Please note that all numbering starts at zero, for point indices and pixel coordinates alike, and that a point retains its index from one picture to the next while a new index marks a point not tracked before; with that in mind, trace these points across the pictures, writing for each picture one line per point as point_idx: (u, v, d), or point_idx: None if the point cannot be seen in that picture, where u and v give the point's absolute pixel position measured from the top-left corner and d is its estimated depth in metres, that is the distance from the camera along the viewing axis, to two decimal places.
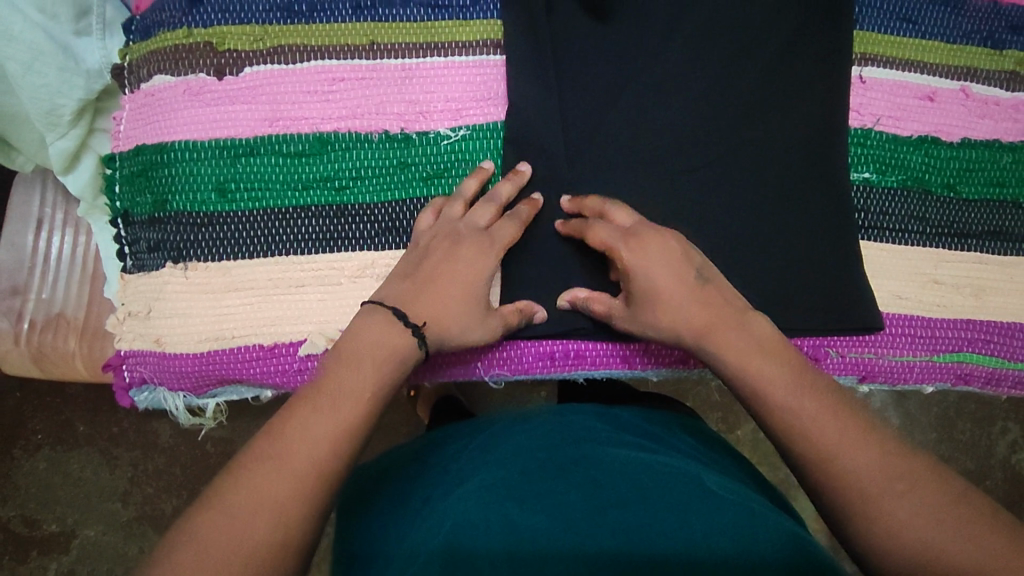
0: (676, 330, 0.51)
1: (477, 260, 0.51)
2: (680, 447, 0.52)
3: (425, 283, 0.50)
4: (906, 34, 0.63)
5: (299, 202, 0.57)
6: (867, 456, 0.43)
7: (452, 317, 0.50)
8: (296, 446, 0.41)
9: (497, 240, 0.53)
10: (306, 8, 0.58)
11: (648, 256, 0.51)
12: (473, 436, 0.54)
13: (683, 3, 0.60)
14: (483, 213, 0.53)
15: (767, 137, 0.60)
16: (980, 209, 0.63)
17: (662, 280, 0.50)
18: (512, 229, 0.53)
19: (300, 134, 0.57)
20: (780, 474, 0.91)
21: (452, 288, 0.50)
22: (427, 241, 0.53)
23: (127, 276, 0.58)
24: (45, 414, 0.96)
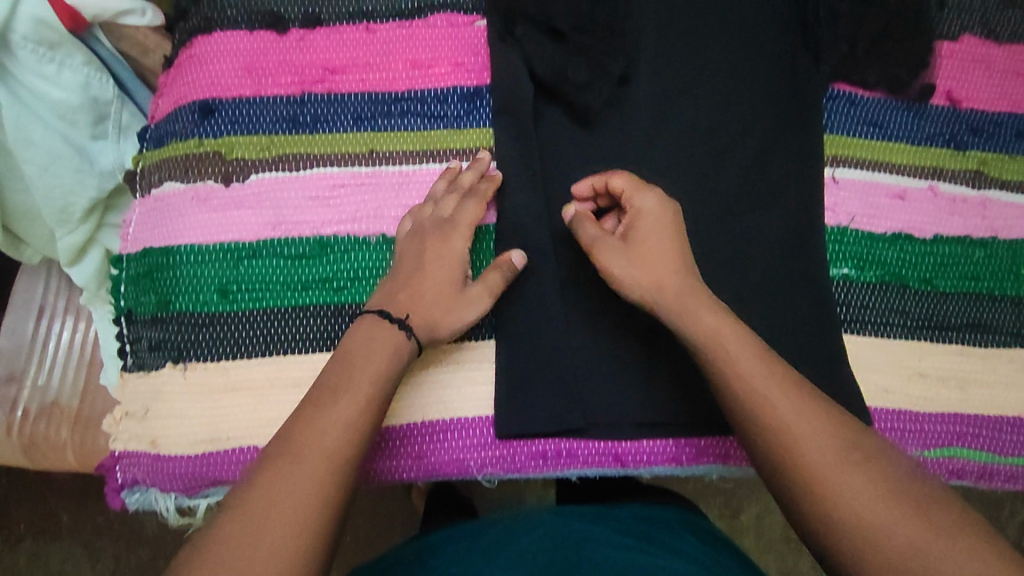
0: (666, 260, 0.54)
1: (444, 250, 0.56)
2: (679, 552, 0.52)
3: (402, 279, 0.55)
4: (874, 137, 0.67)
5: (299, 302, 0.59)
6: (860, 561, 0.42)
7: (429, 300, 0.54)
8: (289, 558, 0.41)
9: (462, 221, 0.57)
10: (309, 119, 0.61)
11: (653, 207, 0.56)
12: (468, 541, 0.54)
13: (664, 112, 0.64)
14: (447, 206, 0.58)
15: (748, 236, 0.63)
16: (957, 302, 0.65)
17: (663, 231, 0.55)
18: (474, 208, 0.57)
19: (301, 237, 0.60)
20: (785, 567, 0.89)
21: (425, 279, 0.55)
22: (405, 243, 0.57)
23: (127, 375, 0.60)
24: (33, 503, 0.94)
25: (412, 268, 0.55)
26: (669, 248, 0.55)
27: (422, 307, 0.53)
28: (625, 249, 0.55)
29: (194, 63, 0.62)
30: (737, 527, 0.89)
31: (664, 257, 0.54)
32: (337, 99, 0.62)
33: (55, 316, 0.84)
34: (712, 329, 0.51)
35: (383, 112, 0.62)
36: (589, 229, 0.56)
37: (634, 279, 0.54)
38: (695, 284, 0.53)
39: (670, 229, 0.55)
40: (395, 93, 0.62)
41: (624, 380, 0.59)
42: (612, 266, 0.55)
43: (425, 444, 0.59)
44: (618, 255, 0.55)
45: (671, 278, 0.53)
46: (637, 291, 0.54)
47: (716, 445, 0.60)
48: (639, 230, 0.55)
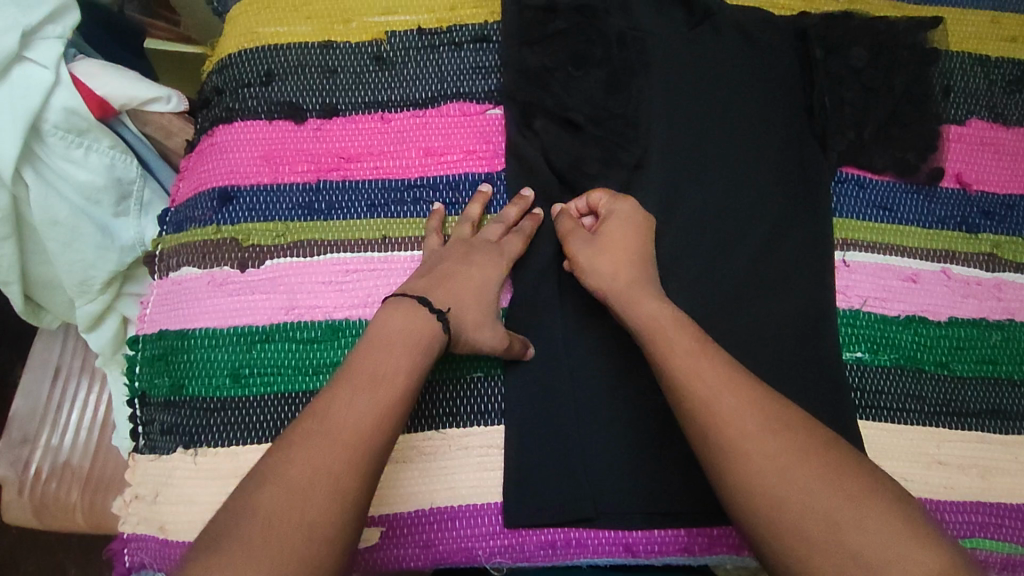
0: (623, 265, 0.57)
1: (485, 271, 0.58)
2: None
3: (441, 280, 0.56)
4: (884, 220, 0.67)
5: (310, 387, 0.59)
6: None
7: (469, 312, 0.56)
8: None
9: (504, 254, 0.60)
10: (324, 206, 0.63)
11: (626, 210, 0.60)
12: None
13: (674, 196, 0.65)
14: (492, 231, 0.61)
15: (758, 319, 0.63)
16: (976, 387, 0.64)
17: (626, 234, 0.58)
18: (517, 245, 0.61)
19: (314, 321, 0.60)
20: None
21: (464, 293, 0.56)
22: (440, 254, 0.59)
23: (138, 457, 0.60)
24: (39, 554, 0.96)
25: (452, 274, 0.57)
26: (627, 247, 0.58)
27: (465, 320, 0.55)
28: (590, 242, 0.58)
29: (215, 151, 0.64)
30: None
31: (622, 251, 0.58)
32: (352, 186, 0.64)
33: (71, 378, 0.85)
34: (648, 318, 0.53)
35: (395, 198, 0.63)
36: (564, 223, 0.60)
37: (592, 268, 0.57)
38: (645, 278, 0.56)
39: (635, 232, 0.59)
40: (409, 179, 0.64)
41: (636, 468, 0.59)
42: (576, 255, 0.59)
43: (433, 532, 0.58)
44: (585, 250, 0.58)
45: (624, 271, 0.56)
46: (590, 276, 0.57)
47: (728, 536, 0.59)
48: (606, 227, 0.59)
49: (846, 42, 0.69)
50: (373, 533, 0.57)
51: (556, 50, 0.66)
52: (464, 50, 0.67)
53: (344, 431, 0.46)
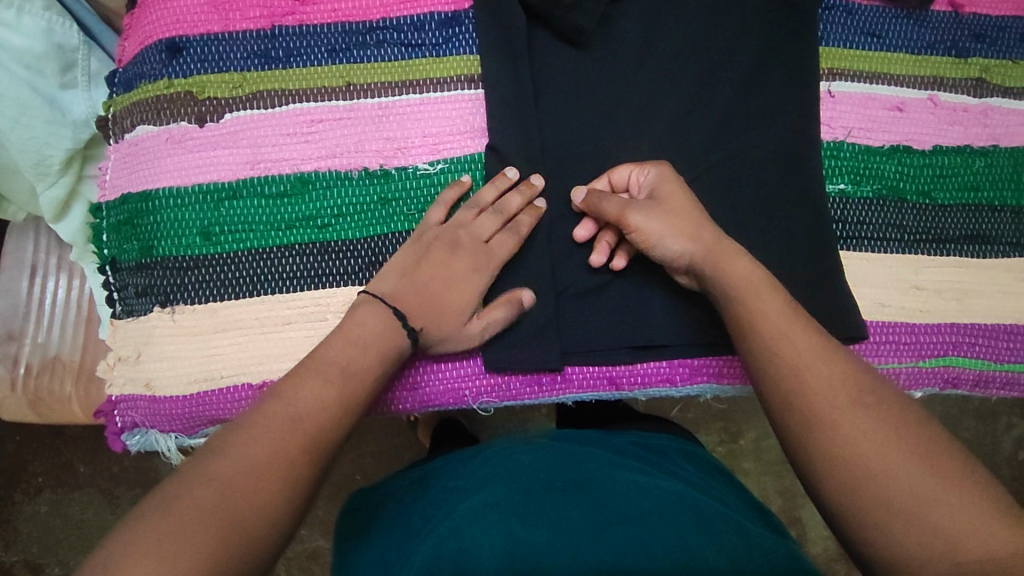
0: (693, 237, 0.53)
1: (472, 274, 0.55)
2: (679, 474, 0.54)
3: (423, 283, 0.54)
4: (872, 48, 0.64)
5: (283, 241, 0.58)
6: None
7: (444, 321, 0.54)
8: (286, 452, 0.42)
9: (496, 257, 0.56)
10: (282, 54, 0.59)
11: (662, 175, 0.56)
12: (472, 459, 0.57)
13: (653, 30, 0.62)
14: (486, 226, 0.56)
15: (741, 152, 0.61)
16: (957, 213, 0.63)
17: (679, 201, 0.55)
18: (510, 244, 0.56)
19: (281, 175, 0.58)
20: (781, 503, 0.93)
21: (445, 293, 0.54)
22: (426, 241, 0.56)
23: (117, 322, 0.59)
24: (45, 454, 0.94)
25: (442, 275, 0.54)
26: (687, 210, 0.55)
27: (438, 330, 0.54)
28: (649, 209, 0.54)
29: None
30: (737, 451, 0.93)
31: (690, 212, 0.55)
32: (310, 31, 0.60)
33: (49, 274, 0.81)
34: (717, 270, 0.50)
35: (357, 42, 0.60)
36: (609, 204, 0.55)
37: (670, 236, 0.53)
38: (718, 229, 0.54)
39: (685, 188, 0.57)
40: (371, 22, 0.60)
41: (619, 307, 0.59)
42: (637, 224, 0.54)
43: (417, 376, 0.58)
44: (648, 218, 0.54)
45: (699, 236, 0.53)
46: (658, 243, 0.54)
47: (710, 364, 0.59)
48: (660, 193, 0.55)
49: None
50: None
51: None
52: None
53: None
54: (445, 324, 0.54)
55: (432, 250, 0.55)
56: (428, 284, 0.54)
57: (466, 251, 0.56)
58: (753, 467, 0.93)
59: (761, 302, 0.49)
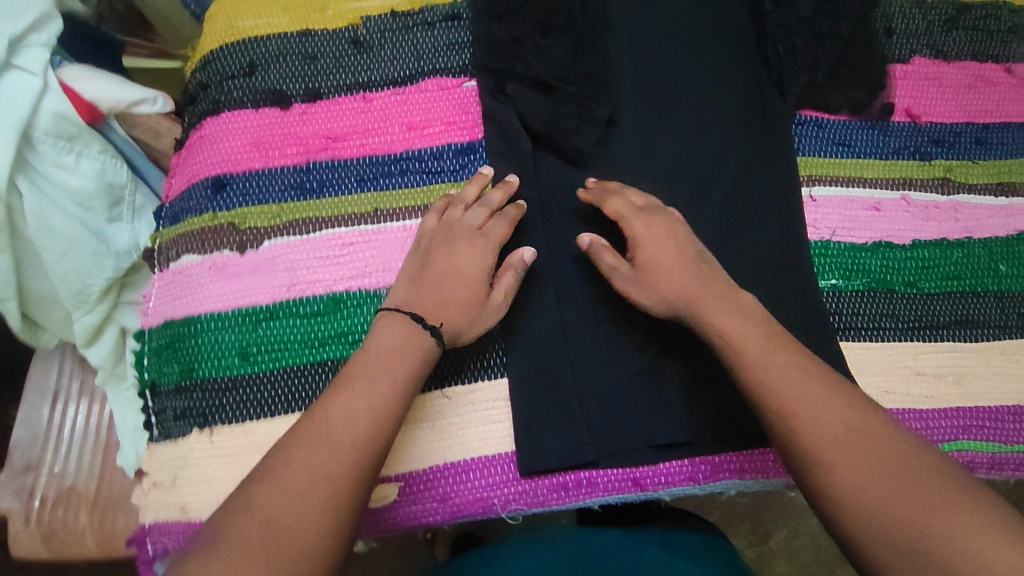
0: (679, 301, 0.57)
1: (474, 256, 0.59)
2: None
3: (428, 279, 0.58)
4: (844, 156, 0.72)
5: (317, 357, 0.61)
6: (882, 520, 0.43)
7: (453, 309, 0.57)
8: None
9: (491, 237, 0.60)
10: (316, 185, 0.66)
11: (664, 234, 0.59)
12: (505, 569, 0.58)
13: (646, 150, 0.69)
14: (477, 216, 0.61)
15: (737, 255, 0.67)
16: (944, 301, 0.68)
17: (667, 264, 0.58)
18: (504, 228, 0.61)
19: (315, 295, 0.63)
20: None
21: (448, 282, 0.58)
22: (430, 239, 0.61)
23: (153, 445, 0.61)
24: None
25: (443, 268, 0.59)
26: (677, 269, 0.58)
27: (452, 316, 0.57)
28: (636, 280, 0.59)
29: (205, 143, 0.67)
30: (766, 553, 0.93)
31: (674, 275, 0.57)
32: (341, 164, 0.67)
33: (69, 400, 0.83)
34: None
35: (384, 172, 0.67)
36: (605, 261, 0.60)
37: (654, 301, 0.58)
38: (698, 290, 0.56)
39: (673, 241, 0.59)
40: (394, 154, 0.67)
41: (640, 402, 0.61)
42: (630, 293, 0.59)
43: (447, 488, 0.60)
44: (635, 287, 0.58)
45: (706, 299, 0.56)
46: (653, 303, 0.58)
47: (729, 460, 0.62)
48: (642, 254, 0.59)
49: None
50: (387, 489, 0.59)
51: (522, 21, 0.69)
52: (437, 29, 0.71)
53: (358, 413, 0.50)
54: (454, 308, 0.57)
55: (433, 254, 0.60)
56: (433, 279, 0.58)
57: (450, 237, 0.60)
58: (785, 569, 0.92)
59: (754, 345, 0.53)
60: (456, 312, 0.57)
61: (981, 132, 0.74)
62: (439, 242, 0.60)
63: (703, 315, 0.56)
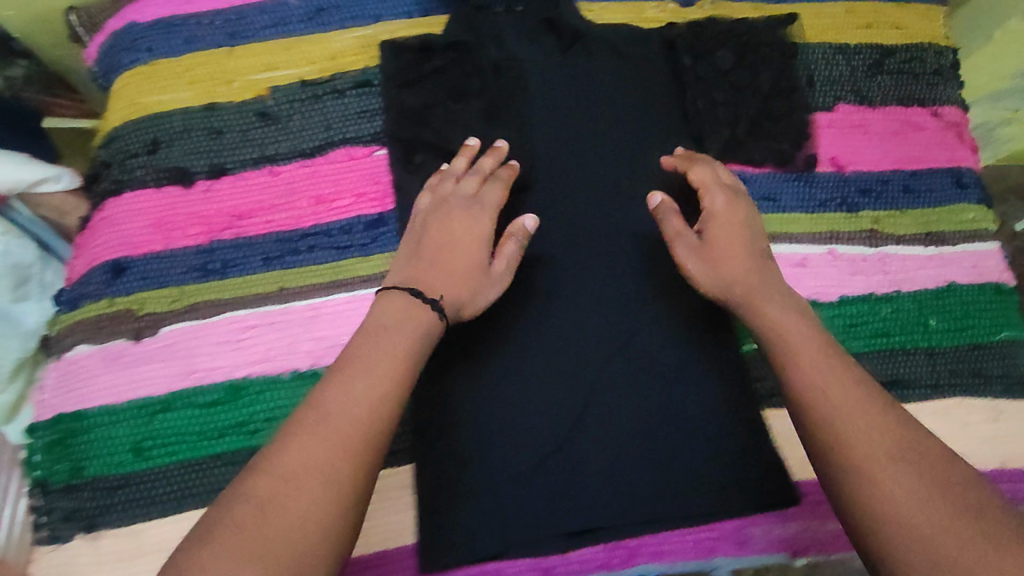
0: (733, 284, 0.56)
1: (474, 225, 0.57)
2: None
3: (430, 252, 0.56)
4: (770, 210, 0.70)
5: (214, 450, 0.59)
6: None
7: (453, 278, 0.55)
8: None
9: (487, 203, 0.59)
10: (219, 265, 0.64)
11: (732, 214, 0.59)
12: None
13: (562, 214, 0.67)
14: (470, 185, 0.60)
15: (656, 322, 0.65)
16: (873, 360, 0.66)
17: (732, 240, 0.58)
18: (499, 192, 0.60)
19: (214, 383, 0.61)
20: None
21: (448, 253, 0.56)
22: (427, 214, 0.59)
23: (37, 550, 0.57)
24: None
25: (443, 236, 0.56)
26: (743, 247, 0.57)
27: (452, 289, 0.54)
28: (700, 249, 0.58)
29: (105, 225, 0.64)
30: None
31: (740, 256, 0.57)
32: (246, 243, 0.64)
33: None
34: None
35: (290, 249, 0.65)
36: (671, 224, 0.60)
37: (714, 273, 0.57)
38: (760, 275, 0.56)
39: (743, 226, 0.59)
40: (302, 230, 0.65)
41: (554, 484, 0.60)
42: (688, 261, 0.58)
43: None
44: (696, 257, 0.58)
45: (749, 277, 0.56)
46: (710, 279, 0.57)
47: (645, 542, 0.62)
48: (711, 228, 0.59)
49: (711, 46, 0.71)
50: None
51: (433, 87, 0.67)
52: (347, 96, 0.68)
53: (343, 413, 0.45)
54: (455, 276, 0.55)
55: (430, 227, 0.57)
56: (432, 249, 0.56)
57: (443, 208, 0.59)
58: None
59: (797, 325, 0.52)
60: (461, 284, 0.55)
61: (908, 180, 0.72)
62: (434, 213, 0.58)
63: (754, 303, 0.55)
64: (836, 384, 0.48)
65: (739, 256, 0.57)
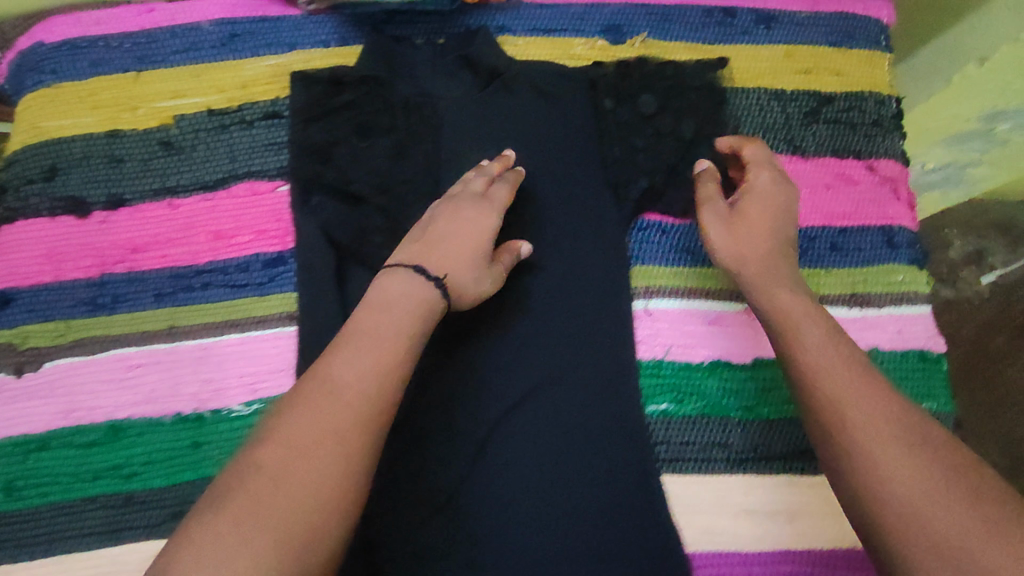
0: (745, 258, 0.57)
1: (483, 218, 0.58)
2: None
3: (434, 239, 0.55)
4: (686, 264, 0.68)
5: (87, 491, 0.59)
6: None
7: (460, 267, 0.55)
8: None
9: (496, 202, 0.59)
10: (109, 300, 0.62)
11: (767, 195, 0.60)
12: None
13: None
14: (479, 182, 0.60)
15: (556, 379, 0.63)
16: (781, 430, 0.64)
17: (761, 216, 0.59)
18: (506, 193, 0.60)
19: (93, 423, 0.60)
20: None
21: (460, 244, 0.56)
22: (439, 208, 0.59)
23: None
24: None
25: (452, 225, 0.56)
26: (769, 227, 0.58)
27: (459, 276, 0.54)
28: (727, 215, 0.59)
29: None
30: None
31: (763, 232, 0.58)
32: (139, 278, 0.63)
33: None
34: None
35: (184, 286, 0.63)
36: (707, 186, 0.61)
37: (729, 240, 0.58)
38: (777, 259, 0.57)
39: (777, 211, 0.59)
40: (198, 266, 0.64)
41: (435, 544, 0.59)
42: (710, 224, 0.60)
43: None
44: (720, 221, 0.59)
45: (762, 256, 0.57)
46: (722, 249, 0.58)
47: None
48: (745, 202, 0.60)
49: (635, 90, 0.68)
50: None
51: (340, 123, 0.64)
52: (255, 128, 0.66)
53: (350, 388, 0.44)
54: (460, 268, 0.55)
55: (439, 216, 0.57)
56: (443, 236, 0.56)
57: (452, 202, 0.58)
58: None
59: (802, 307, 0.53)
60: (466, 273, 0.55)
61: (837, 237, 0.69)
62: (447, 205, 0.58)
63: (761, 283, 0.55)
64: (841, 370, 0.47)
65: (761, 233, 0.58)
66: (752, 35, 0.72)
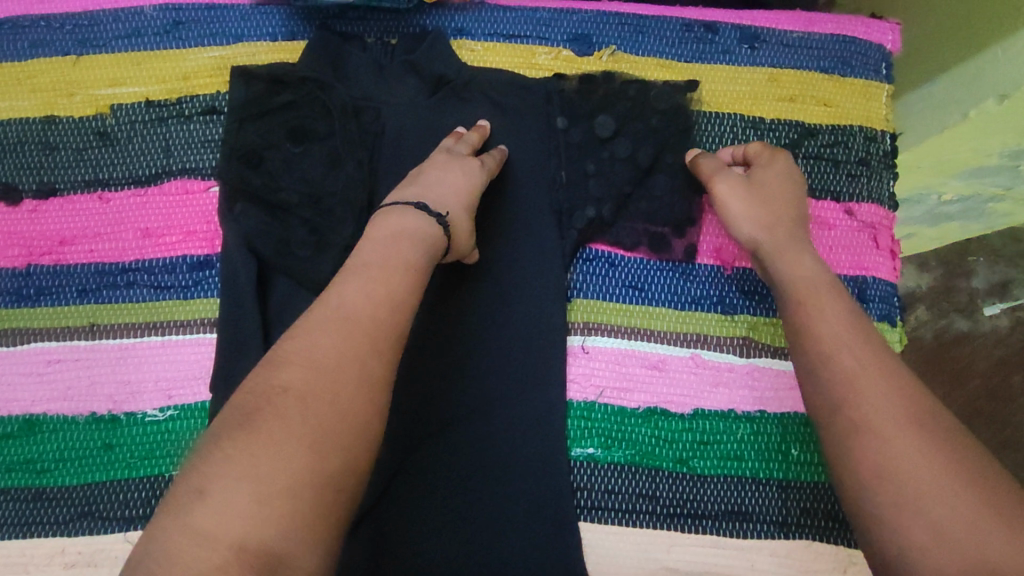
0: (763, 232, 0.56)
1: (473, 177, 0.58)
2: None
3: (429, 188, 0.56)
4: (632, 302, 0.63)
5: (3, 483, 0.59)
6: None
7: (460, 221, 0.55)
8: None
9: (485, 167, 0.59)
10: (33, 292, 0.62)
11: (779, 166, 0.59)
12: None
13: None
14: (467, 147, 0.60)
15: (477, 414, 0.59)
16: (714, 486, 0.60)
17: (776, 187, 0.58)
18: (495, 162, 0.60)
19: (11, 415, 0.60)
20: None
21: (453, 201, 0.56)
22: (428, 164, 0.58)
23: None
24: None
25: (445, 180, 0.56)
26: (784, 197, 0.57)
27: (460, 227, 0.55)
28: (743, 190, 0.58)
29: None
30: None
31: (779, 201, 0.57)
32: (65, 271, 0.62)
33: None
34: None
35: (108, 283, 0.62)
36: (711, 163, 0.60)
37: (748, 215, 0.57)
38: (796, 228, 0.56)
39: (792, 182, 0.59)
40: (124, 263, 0.62)
41: None
42: (727, 200, 0.58)
43: None
44: (735, 195, 0.58)
45: (783, 226, 0.56)
46: (739, 225, 0.57)
47: None
48: (757, 175, 0.59)
49: (593, 109, 0.63)
50: None
51: (274, 126, 0.62)
52: (192, 122, 0.64)
53: (341, 319, 0.44)
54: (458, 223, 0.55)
55: (426, 173, 0.57)
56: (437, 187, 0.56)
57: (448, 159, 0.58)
58: None
59: (817, 274, 0.52)
60: (462, 228, 0.56)
61: None
62: (443, 160, 0.58)
63: (778, 250, 0.54)
64: (851, 349, 0.46)
65: (777, 202, 0.57)
66: (732, 54, 0.66)
